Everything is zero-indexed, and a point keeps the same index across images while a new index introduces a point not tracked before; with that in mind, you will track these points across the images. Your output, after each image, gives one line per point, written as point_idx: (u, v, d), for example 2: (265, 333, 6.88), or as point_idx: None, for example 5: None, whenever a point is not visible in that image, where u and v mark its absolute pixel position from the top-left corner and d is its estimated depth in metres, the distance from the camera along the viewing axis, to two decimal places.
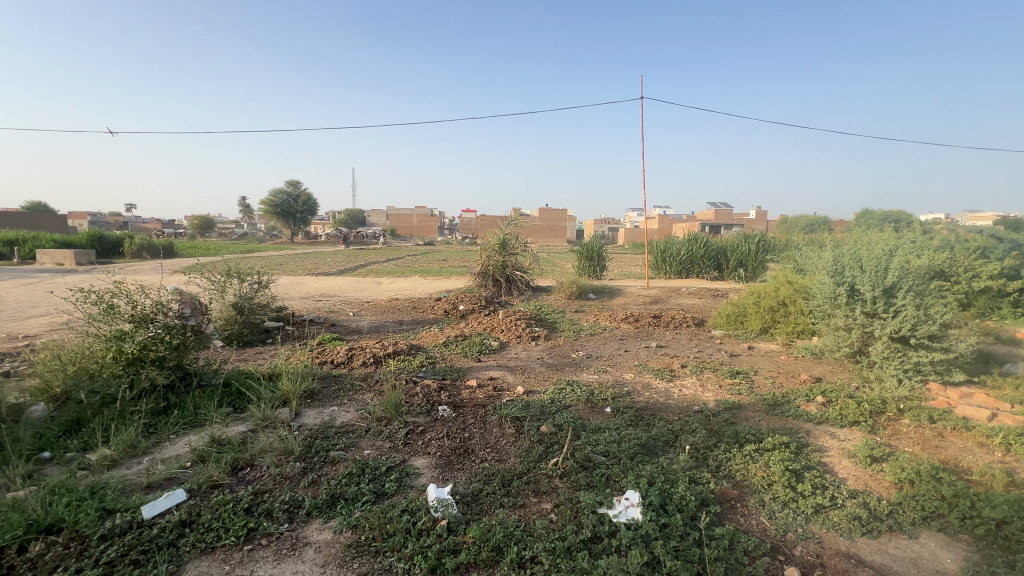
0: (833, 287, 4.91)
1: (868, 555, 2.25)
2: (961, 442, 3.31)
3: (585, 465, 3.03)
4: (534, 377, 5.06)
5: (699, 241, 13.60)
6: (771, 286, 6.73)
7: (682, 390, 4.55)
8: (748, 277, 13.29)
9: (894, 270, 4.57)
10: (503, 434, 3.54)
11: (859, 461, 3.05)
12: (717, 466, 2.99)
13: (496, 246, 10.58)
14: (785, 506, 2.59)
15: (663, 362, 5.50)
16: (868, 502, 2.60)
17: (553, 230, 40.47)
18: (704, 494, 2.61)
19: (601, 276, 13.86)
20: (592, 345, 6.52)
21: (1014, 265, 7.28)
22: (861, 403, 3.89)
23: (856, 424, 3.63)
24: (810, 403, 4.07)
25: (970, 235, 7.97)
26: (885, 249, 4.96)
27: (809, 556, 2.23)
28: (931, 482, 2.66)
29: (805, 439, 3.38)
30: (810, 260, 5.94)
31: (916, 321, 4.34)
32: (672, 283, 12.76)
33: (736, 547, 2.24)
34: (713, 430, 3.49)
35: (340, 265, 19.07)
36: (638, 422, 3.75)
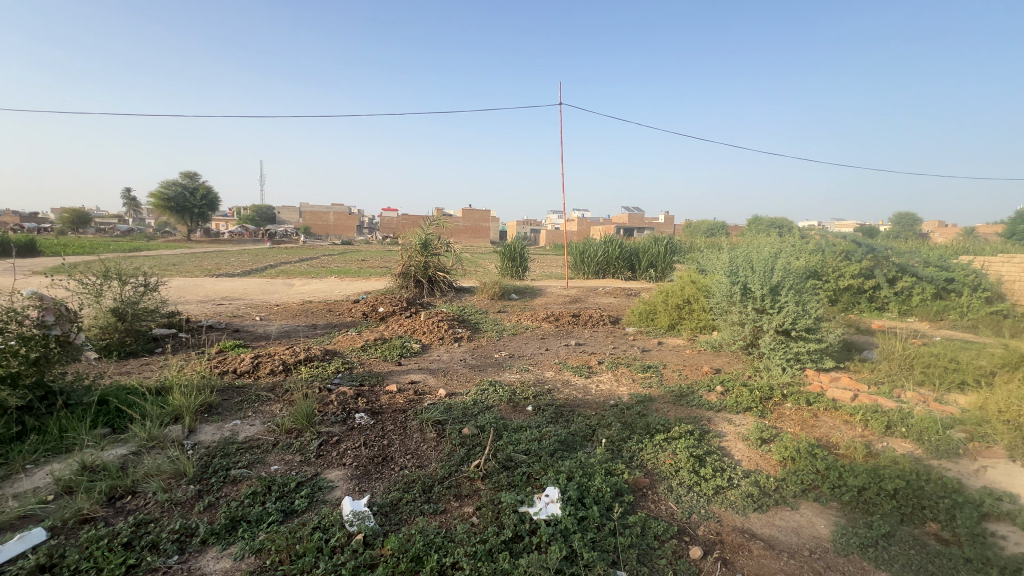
0: (730, 286, 5.40)
1: (758, 528, 2.48)
2: (831, 421, 3.79)
3: (507, 465, 3.04)
4: (457, 379, 5.01)
5: (614, 243, 14.29)
6: (677, 286, 7.26)
7: (598, 386, 4.75)
8: (658, 277, 14.21)
9: (778, 271, 5.11)
10: (424, 439, 3.46)
11: (751, 443, 3.38)
12: (630, 457, 3.16)
13: (419, 246, 10.34)
14: (690, 490, 2.79)
15: (582, 360, 5.70)
16: (759, 480, 2.88)
17: (476, 231, 40.51)
18: (619, 485, 2.73)
19: (523, 276, 14.07)
20: (515, 345, 6.58)
21: (869, 267, 8.49)
22: (753, 390, 4.32)
23: (749, 409, 4.03)
24: (711, 393, 4.44)
25: (837, 240, 9.14)
26: (771, 252, 5.54)
27: (711, 534, 2.41)
28: (808, 457, 3.01)
29: (707, 426, 3.68)
30: (710, 262, 6.49)
31: (796, 316, 4.91)
32: (591, 283, 13.27)
33: (648, 533, 2.37)
34: (627, 423, 3.68)
35: (245, 265, 17.59)
36: (558, 419, 3.85)
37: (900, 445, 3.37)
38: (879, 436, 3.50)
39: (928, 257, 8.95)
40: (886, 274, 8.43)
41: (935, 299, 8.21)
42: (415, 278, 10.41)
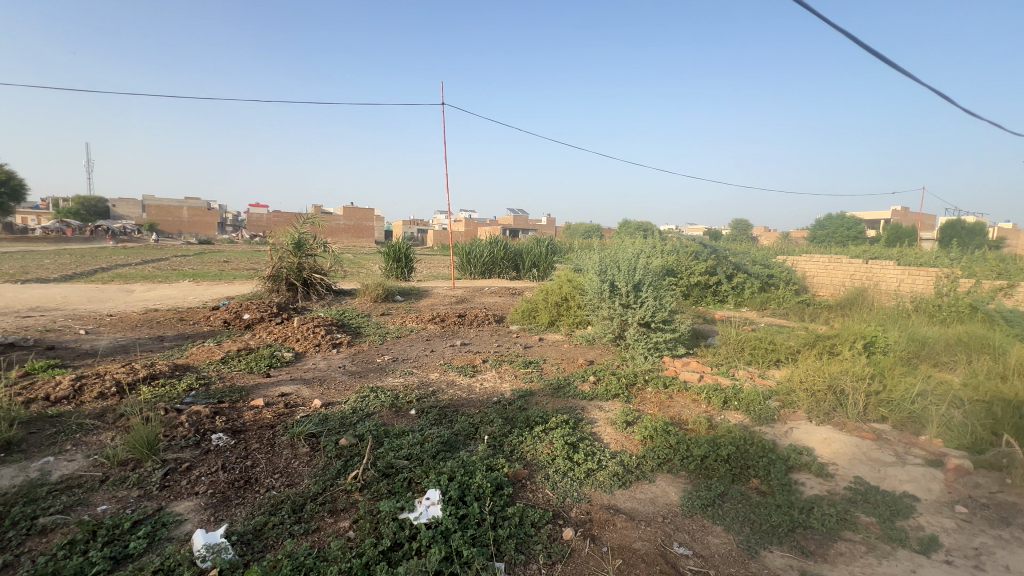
0: (600, 284, 5.88)
1: (622, 503, 2.74)
2: (683, 400, 4.32)
3: (387, 472, 2.95)
4: (334, 387, 4.71)
5: (499, 244, 14.64)
6: (556, 284, 7.68)
7: (483, 384, 4.84)
8: (540, 276, 14.95)
9: (639, 270, 5.70)
10: (296, 455, 3.20)
11: (618, 426, 3.72)
12: (511, 451, 3.27)
13: (291, 246, 9.51)
14: (564, 476, 2.98)
15: (467, 359, 5.75)
16: (623, 459, 3.18)
17: (358, 230, 38.44)
18: (499, 479, 2.81)
19: (410, 277, 13.70)
20: (399, 348, 6.39)
21: (712, 265, 9.86)
22: (621, 378, 4.77)
23: (616, 396, 4.43)
24: (585, 383, 4.79)
25: (689, 241, 10.45)
26: (634, 252, 6.15)
27: (582, 514, 2.60)
28: (663, 435, 3.41)
29: (581, 415, 3.96)
30: (583, 262, 6.98)
31: (655, 310, 5.55)
32: (477, 283, 13.42)
33: (525, 522, 2.48)
34: (508, 418, 3.81)
35: (62, 269, 14.47)
36: (442, 420, 3.84)
37: (733, 416, 3.98)
38: (719, 410, 4.09)
39: (756, 256, 10.66)
40: (725, 271, 9.85)
41: (760, 292, 9.81)
42: (288, 280, 9.55)
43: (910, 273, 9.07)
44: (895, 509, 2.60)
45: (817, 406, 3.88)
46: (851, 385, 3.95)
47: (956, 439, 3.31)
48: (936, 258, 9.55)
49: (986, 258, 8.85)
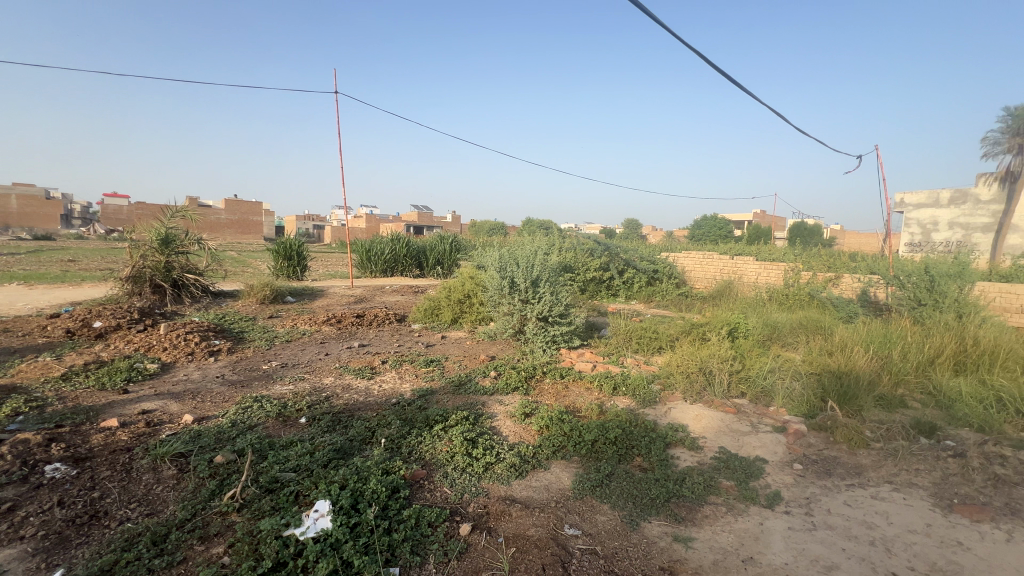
0: (500, 280, 5.99)
1: (519, 493, 2.82)
2: (577, 389, 4.56)
3: (270, 488, 2.72)
4: (210, 399, 4.23)
5: (401, 241, 14.22)
6: (458, 281, 7.67)
7: (381, 386, 4.68)
8: (444, 274, 14.80)
9: (537, 266, 5.90)
10: (159, 479, 2.81)
11: (516, 419, 3.82)
12: (408, 452, 3.20)
13: (156, 243, 8.32)
14: (463, 472, 2.99)
15: (365, 361, 5.51)
16: (520, 451, 3.27)
17: (244, 225, 34.79)
18: (395, 482, 2.74)
19: (303, 277, 12.75)
20: (288, 353, 5.91)
21: (605, 262, 10.52)
22: (520, 371, 4.91)
23: (516, 389, 4.55)
24: (486, 379, 4.85)
25: (584, 239, 11.06)
26: (532, 249, 6.35)
27: (479, 508, 2.63)
28: (558, 424, 3.58)
29: (481, 410, 4.01)
30: (484, 259, 7.05)
31: (551, 304, 5.80)
32: (378, 282, 12.89)
33: (421, 523, 2.44)
34: (407, 419, 3.72)
35: None
36: (335, 426, 3.64)
37: (621, 400, 4.29)
38: (609, 396, 4.39)
39: (644, 253, 11.59)
40: (617, 267, 10.57)
41: (648, 285, 10.68)
42: (153, 282, 8.34)
43: (766, 268, 10.48)
44: (749, 472, 3.00)
45: (691, 387, 4.33)
46: (717, 367, 4.48)
47: (795, 407, 3.90)
48: (784, 254, 11.15)
49: (820, 254, 10.52)
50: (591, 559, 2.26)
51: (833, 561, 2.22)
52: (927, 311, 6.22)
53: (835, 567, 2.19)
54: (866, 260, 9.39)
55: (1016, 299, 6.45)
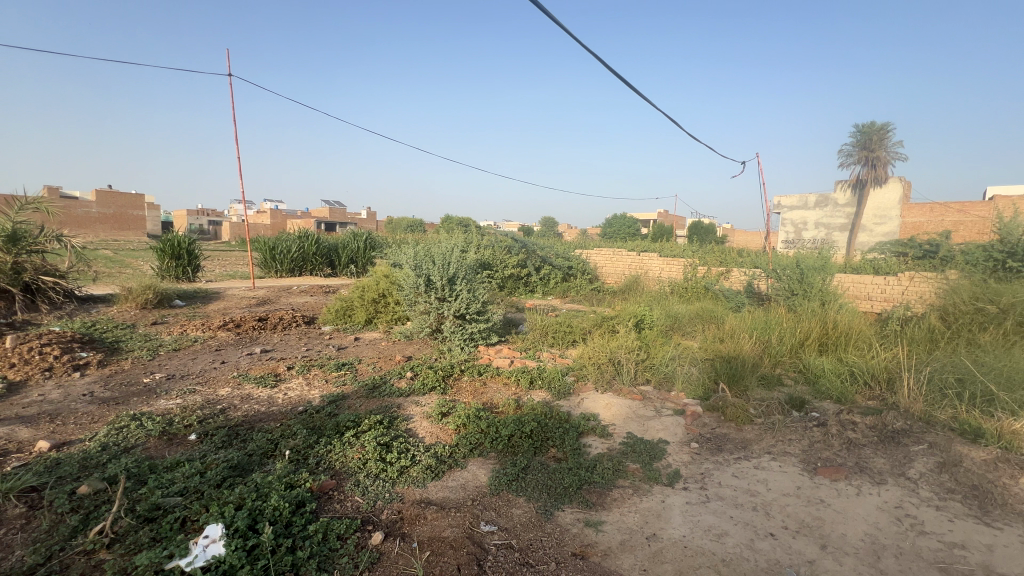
0: (415, 279, 5.86)
1: (435, 494, 2.77)
2: (495, 386, 4.60)
3: (150, 517, 2.40)
4: (74, 421, 3.65)
5: (309, 238, 13.35)
6: (372, 280, 7.37)
7: (286, 394, 4.35)
8: (358, 273, 14.16)
9: (453, 263, 5.85)
10: (2, 521, 2.36)
11: (433, 419, 3.75)
12: (316, 463, 3.01)
13: (0, 239, 7.02)
14: (376, 479, 2.88)
15: (268, 367, 5.09)
16: (437, 451, 3.21)
17: (120, 220, 30.51)
18: (300, 495, 2.56)
19: (195, 278, 11.47)
20: (176, 363, 5.28)
21: (522, 259, 10.71)
22: (437, 371, 4.84)
23: (433, 389, 4.48)
24: (402, 380, 4.70)
25: (502, 237, 11.17)
26: (448, 247, 6.28)
27: (393, 515, 2.54)
28: (475, 421, 3.57)
29: (396, 412, 3.88)
30: (399, 257, 6.84)
31: (469, 302, 5.78)
32: (284, 282, 11.98)
33: (329, 537, 2.30)
34: (314, 427, 3.50)
35: None
36: (231, 441, 3.32)
37: (538, 394, 4.39)
38: (526, 390, 4.47)
39: (559, 250, 11.97)
40: (534, 264, 10.80)
41: (563, 281, 11.05)
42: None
43: (668, 263, 11.33)
44: (653, 454, 3.21)
45: (602, 377, 4.55)
46: (625, 357, 4.74)
47: (693, 391, 4.25)
48: (684, 251, 12.13)
49: (713, 251, 11.59)
50: (506, 553, 2.28)
51: (723, 528, 2.45)
52: (798, 300, 7.10)
53: (724, 533, 2.41)
54: (751, 256, 10.50)
55: (864, 288, 7.59)
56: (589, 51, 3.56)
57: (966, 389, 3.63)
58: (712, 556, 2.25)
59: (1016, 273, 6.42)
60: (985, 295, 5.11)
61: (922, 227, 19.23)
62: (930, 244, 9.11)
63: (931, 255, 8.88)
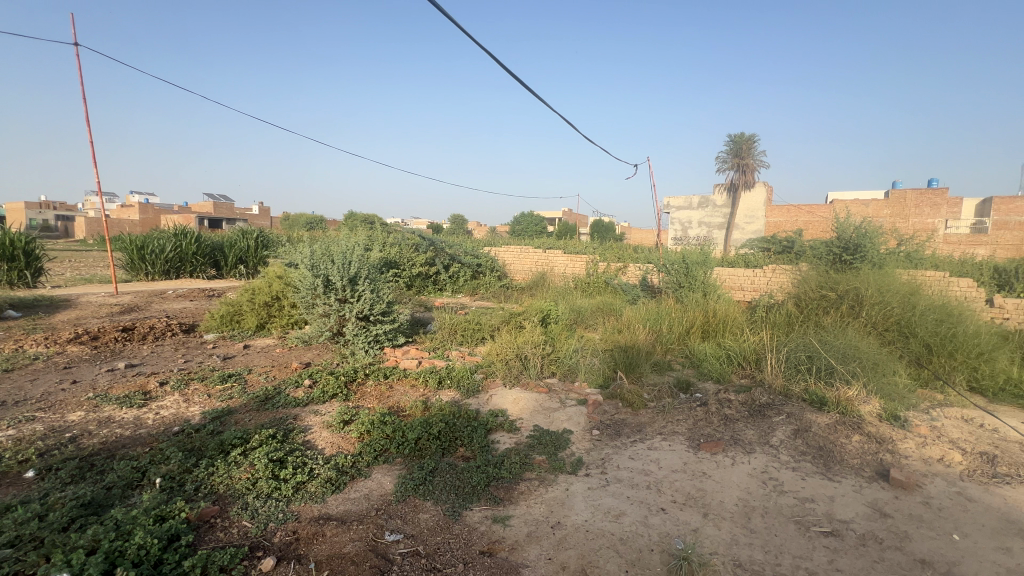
0: (312, 279, 5.48)
1: (336, 509, 2.61)
2: (402, 388, 4.45)
3: None
4: None
5: (187, 236, 11.87)
6: (264, 282, 6.77)
7: (158, 413, 3.82)
8: (249, 274, 12.90)
9: (354, 262, 5.56)
10: None
11: (334, 428, 3.53)
12: (194, 489, 2.68)
13: None
14: (267, 499, 2.63)
15: (135, 384, 4.44)
16: (338, 462, 3.02)
17: None
18: (174, 528, 2.25)
19: (37, 284, 9.64)
20: (8, 387, 4.38)
21: (430, 257, 10.50)
22: (339, 376, 4.56)
23: (334, 396, 4.21)
24: (299, 389, 4.36)
25: (408, 235, 10.86)
26: (349, 245, 5.96)
27: (287, 537, 2.35)
28: (379, 427, 3.42)
29: (292, 424, 3.60)
30: (294, 257, 6.36)
31: (372, 302, 5.54)
32: (156, 286, 10.52)
33: (210, 571, 2.06)
34: (193, 449, 3.11)
35: None
36: (84, 474, 2.83)
37: (446, 393, 4.33)
38: (434, 391, 4.39)
39: (468, 248, 11.94)
40: (443, 262, 10.64)
41: (472, 279, 11.01)
42: None
43: (572, 260, 11.81)
44: (558, 444, 3.32)
45: (510, 373, 4.62)
46: (532, 352, 4.86)
47: (594, 380, 4.48)
48: (586, 248, 12.74)
49: (612, 247, 12.31)
50: (413, 561, 2.22)
51: (621, 509, 2.61)
52: (685, 292, 7.80)
53: (621, 513, 2.57)
54: (645, 252, 11.31)
55: (737, 280, 8.55)
56: (485, 49, 3.59)
57: (815, 364, 4.25)
58: (611, 537, 2.38)
59: (850, 264, 7.65)
60: (828, 284, 6.03)
61: (782, 226, 22.30)
62: (787, 240, 10.51)
63: (788, 250, 10.25)
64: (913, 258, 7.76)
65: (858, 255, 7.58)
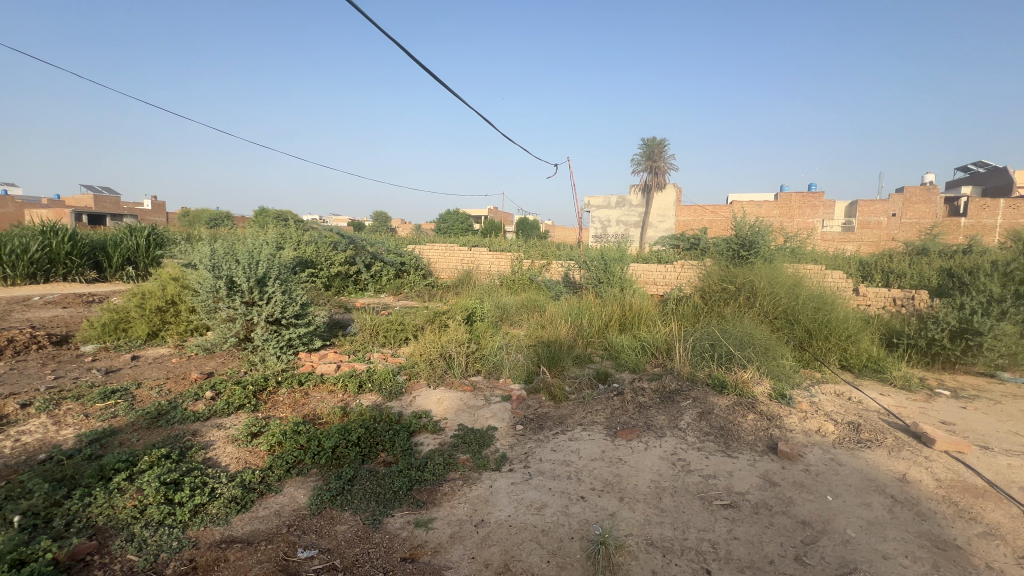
0: (213, 281, 4.99)
1: (241, 530, 2.41)
2: (318, 395, 4.21)
3: None
4: None
5: (59, 234, 10.31)
6: (156, 286, 6.06)
7: (18, 439, 3.28)
8: (140, 277, 11.48)
9: (263, 262, 5.15)
10: None
11: (240, 442, 3.25)
12: (65, 525, 2.33)
13: None
14: (158, 527, 2.36)
15: None
16: (244, 479, 2.78)
17: None
18: (38, 572, 1.95)
19: None
20: None
21: (350, 255, 10.05)
22: (247, 385, 4.21)
23: (241, 407, 3.88)
24: (198, 403, 3.95)
25: (326, 233, 10.30)
26: (256, 244, 5.51)
27: (182, 567, 2.12)
28: (292, 438, 3.20)
29: (190, 441, 3.26)
30: (192, 257, 5.77)
31: (284, 304, 5.17)
32: (18, 292, 9.02)
33: None
34: (65, 478, 2.71)
35: None
36: None
37: (367, 397, 4.17)
38: (354, 395, 4.20)
39: (391, 245, 11.57)
40: (364, 260, 10.23)
41: (396, 278, 10.69)
42: None
43: (497, 257, 11.88)
44: (482, 442, 3.32)
45: (434, 373, 4.53)
46: (456, 351, 4.82)
47: (519, 376, 4.54)
48: (511, 245, 12.88)
49: (536, 245, 12.56)
50: None
51: (542, 501, 2.67)
52: (604, 287, 8.16)
53: (544, 505, 2.63)
54: (567, 249, 11.67)
55: (651, 275, 9.09)
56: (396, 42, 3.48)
57: (717, 351, 4.64)
58: (533, 529, 2.42)
59: (745, 259, 8.46)
60: (728, 278, 6.61)
61: (690, 225, 24.16)
62: (693, 238, 11.39)
63: (695, 246, 11.09)
64: (797, 253, 8.75)
65: (752, 251, 8.39)
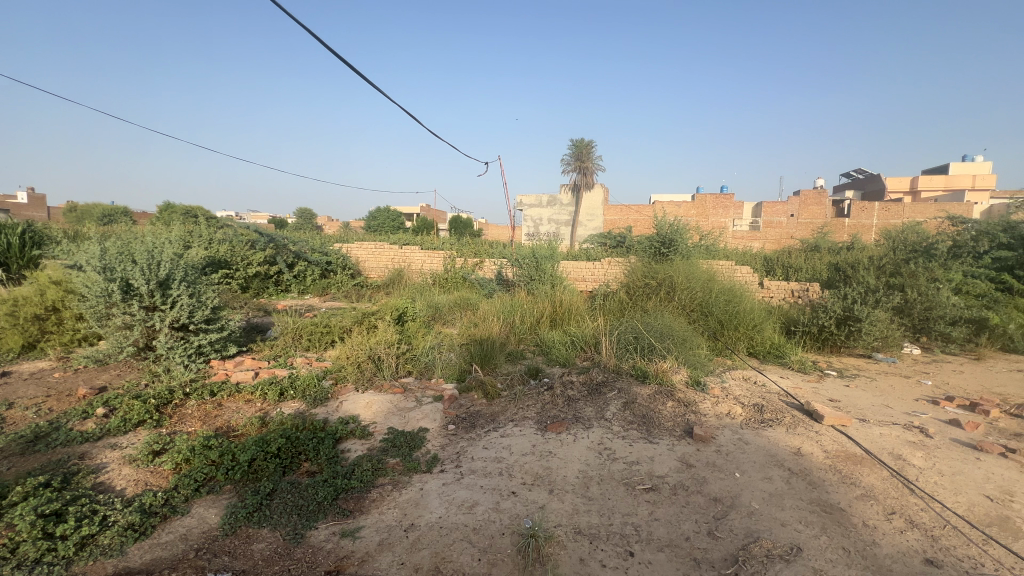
0: (104, 285, 4.45)
1: (140, 559, 2.18)
2: (233, 405, 3.91)
3: None
4: None
5: None
6: (32, 291, 5.30)
7: None
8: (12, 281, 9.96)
9: (165, 263, 4.67)
10: None
11: (140, 462, 2.94)
12: None
13: None
14: (36, 567, 2.07)
15: None
16: (143, 503, 2.51)
17: None
18: None
19: None
20: None
21: (270, 254, 9.43)
22: (147, 399, 3.80)
23: (141, 424, 3.50)
24: (87, 422, 3.51)
25: (241, 231, 9.58)
26: (156, 242, 4.99)
27: None
28: (202, 453, 2.94)
29: (78, 466, 2.89)
30: (77, 257, 5.10)
31: (192, 308, 4.73)
32: None
33: None
34: None
35: None
36: None
37: (289, 405, 3.93)
38: (274, 404, 3.94)
39: (315, 243, 10.99)
40: (285, 259, 9.65)
41: (322, 278, 10.16)
42: None
43: (429, 256, 11.65)
44: (413, 444, 3.26)
45: (362, 376, 4.37)
46: (386, 352, 4.67)
47: (450, 375, 4.50)
48: (443, 244, 12.72)
49: (468, 243, 12.49)
50: None
51: (473, 500, 2.66)
52: (536, 284, 8.30)
53: (475, 503, 2.63)
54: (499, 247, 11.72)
55: (581, 272, 9.39)
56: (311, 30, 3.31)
57: (640, 343, 4.89)
58: (464, 528, 2.42)
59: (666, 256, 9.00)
60: (650, 274, 6.98)
61: (616, 223, 25.19)
62: (619, 236, 11.90)
63: (621, 244, 11.60)
64: (711, 251, 9.43)
65: (672, 249, 8.94)
